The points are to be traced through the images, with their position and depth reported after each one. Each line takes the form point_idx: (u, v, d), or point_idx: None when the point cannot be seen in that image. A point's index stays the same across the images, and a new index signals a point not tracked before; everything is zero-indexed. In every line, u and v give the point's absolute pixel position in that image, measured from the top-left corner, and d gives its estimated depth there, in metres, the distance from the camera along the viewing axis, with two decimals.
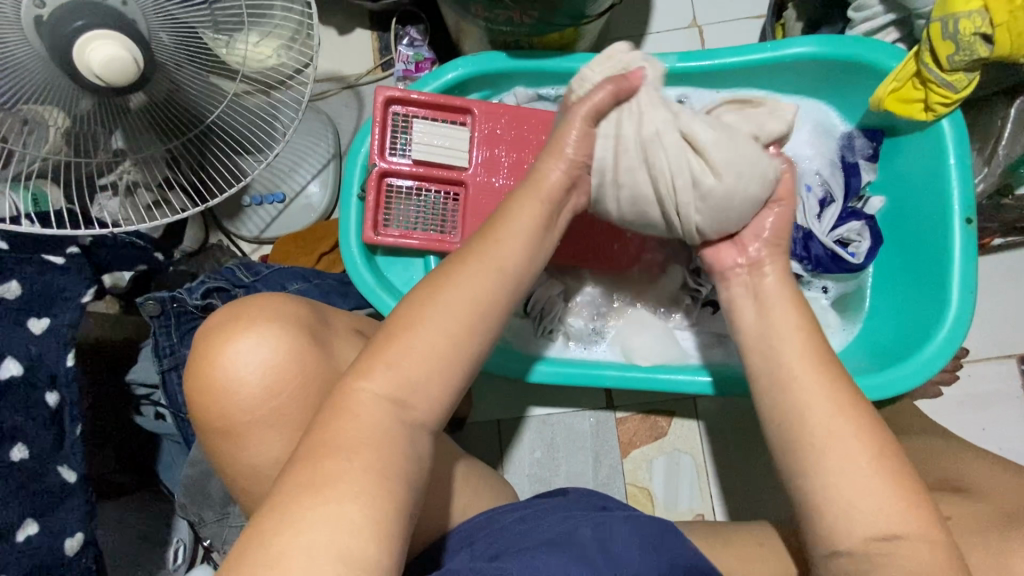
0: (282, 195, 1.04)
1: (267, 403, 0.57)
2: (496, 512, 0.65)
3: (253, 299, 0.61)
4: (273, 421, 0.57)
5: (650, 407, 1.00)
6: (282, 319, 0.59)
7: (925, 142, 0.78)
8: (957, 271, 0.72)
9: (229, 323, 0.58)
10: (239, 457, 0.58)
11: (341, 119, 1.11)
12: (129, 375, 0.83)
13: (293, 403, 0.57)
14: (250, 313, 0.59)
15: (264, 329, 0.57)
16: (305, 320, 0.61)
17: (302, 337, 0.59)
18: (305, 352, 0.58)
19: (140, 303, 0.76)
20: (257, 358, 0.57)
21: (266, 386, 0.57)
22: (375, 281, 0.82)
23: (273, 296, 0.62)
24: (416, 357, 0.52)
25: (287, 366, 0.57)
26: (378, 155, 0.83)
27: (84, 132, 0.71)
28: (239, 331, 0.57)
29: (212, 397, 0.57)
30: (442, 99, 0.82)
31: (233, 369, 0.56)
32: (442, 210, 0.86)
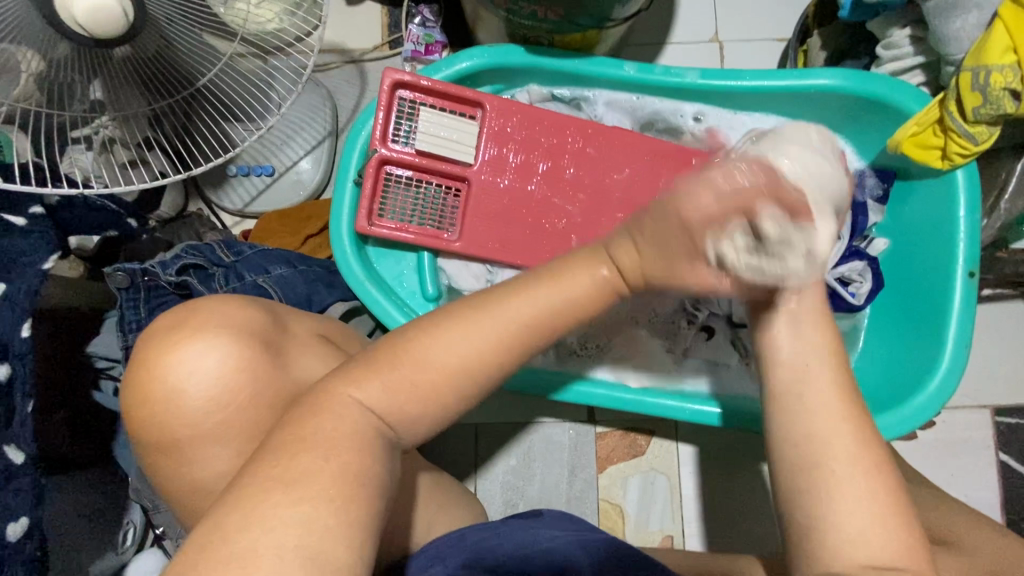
0: (271, 168, 0.98)
1: (210, 418, 0.53)
2: (464, 531, 0.63)
3: (210, 299, 0.56)
4: (227, 431, 0.53)
5: (631, 424, 0.99)
6: (232, 328, 0.54)
7: (936, 190, 0.77)
8: (954, 325, 0.72)
9: (173, 328, 0.53)
10: (210, 466, 0.54)
11: (341, 95, 1.05)
12: (91, 346, 0.79)
13: (241, 419, 0.53)
14: (194, 320, 0.53)
15: (207, 340, 0.52)
16: (255, 328, 0.56)
17: (251, 349, 0.54)
18: (252, 366, 0.54)
19: (106, 273, 0.69)
20: (203, 371, 0.52)
21: (212, 398, 0.52)
22: (365, 273, 0.78)
23: (219, 299, 0.56)
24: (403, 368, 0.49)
25: (233, 380, 0.53)
26: (380, 141, 0.78)
27: (61, 77, 0.64)
28: (178, 340, 0.52)
29: (149, 410, 0.52)
30: (453, 89, 0.78)
31: (171, 383, 0.51)
32: (441, 205, 0.82)
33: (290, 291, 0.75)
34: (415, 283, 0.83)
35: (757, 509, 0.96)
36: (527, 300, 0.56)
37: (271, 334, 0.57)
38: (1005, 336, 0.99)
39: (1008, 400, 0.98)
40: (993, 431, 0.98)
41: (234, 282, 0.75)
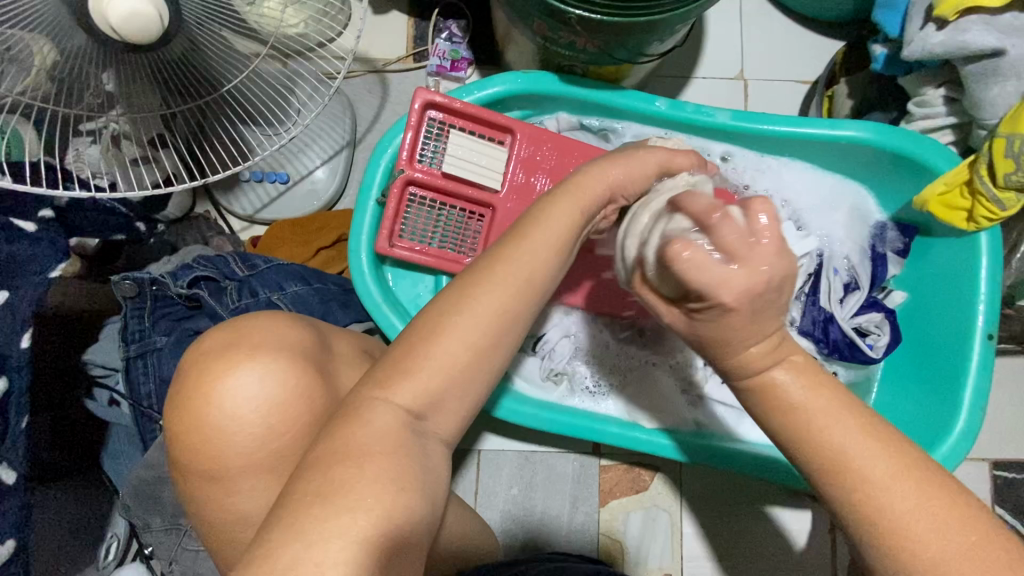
0: (286, 175, 0.95)
1: (264, 446, 0.50)
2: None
3: (256, 316, 0.54)
4: (264, 463, 0.51)
5: (636, 459, 0.97)
6: (291, 351, 0.52)
7: (959, 247, 0.77)
8: (971, 385, 0.72)
9: (228, 348, 0.51)
10: (221, 504, 0.51)
11: (360, 104, 1.03)
12: (87, 355, 0.74)
13: (295, 445, 0.51)
14: (252, 340, 0.51)
15: (265, 362, 0.50)
16: (310, 353, 0.54)
17: (309, 376, 0.52)
18: (309, 394, 0.52)
19: (113, 281, 0.67)
20: (256, 395, 0.50)
21: (268, 423, 0.50)
22: (382, 296, 0.76)
23: (269, 316, 0.54)
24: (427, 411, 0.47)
25: (288, 407, 0.51)
26: (406, 161, 0.76)
27: (74, 69, 0.61)
28: (237, 360, 0.50)
29: (196, 435, 0.50)
30: (485, 114, 0.76)
31: (225, 407, 0.49)
32: (463, 230, 0.80)
33: (305, 310, 0.73)
34: None
35: (758, 550, 0.95)
36: None
37: (323, 361, 0.55)
38: (1006, 390, 1.01)
39: (1009, 454, 0.99)
40: (990, 484, 0.99)
41: (247, 298, 0.72)
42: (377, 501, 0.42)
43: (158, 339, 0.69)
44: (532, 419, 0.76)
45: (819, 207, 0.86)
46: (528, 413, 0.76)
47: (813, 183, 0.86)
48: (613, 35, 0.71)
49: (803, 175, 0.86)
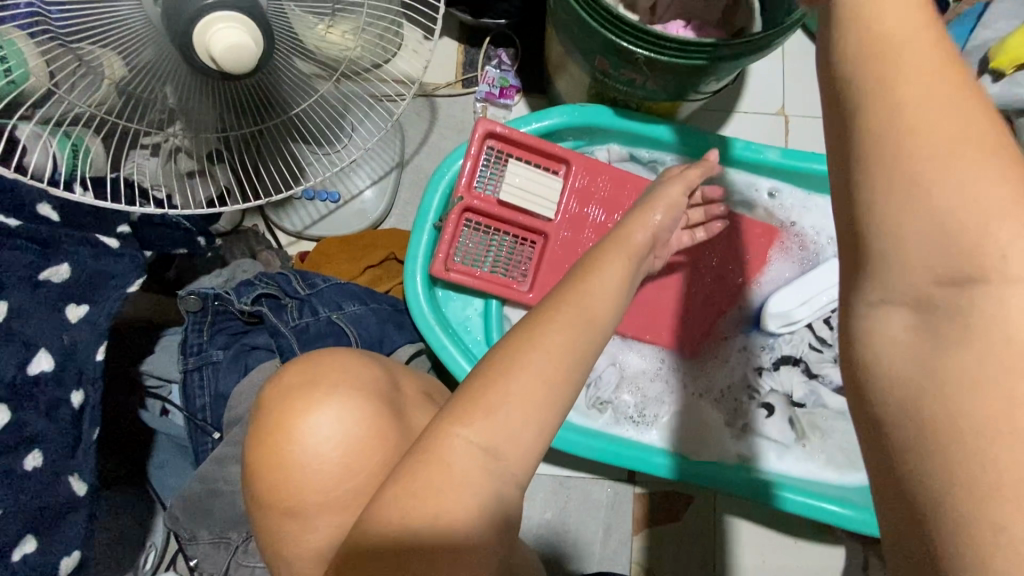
0: (338, 194, 0.97)
1: (346, 483, 0.49)
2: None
3: (325, 350, 0.55)
4: (346, 500, 0.49)
5: (670, 487, 0.98)
6: (364, 390, 0.52)
7: None
8: None
9: (303, 387, 0.51)
10: (277, 531, 0.50)
11: (409, 126, 1.05)
12: (144, 365, 0.76)
13: (369, 480, 0.50)
14: (329, 378, 0.52)
15: (343, 400, 0.51)
16: (383, 392, 0.53)
17: (383, 416, 0.51)
18: (383, 428, 0.51)
19: (180, 296, 0.69)
20: (328, 432, 0.50)
21: (344, 460, 0.50)
22: (435, 318, 0.77)
23: (337, 350, 0.55)
24: (511, 448, 0.44)
25: (363, 447, 0.50)
26: (464, 188, 0.77)
27: (141, 84, 0.61)
28: (314, 399, 0.50)
29: (272, 468, 0.50)
30: (545, 145, 0.78)
31: (305, 445, 0.49)
32: (515, 255, 0.82)
33: (364, 330, 0.74)
34: (480, 330, 0.83)
35: None
36: None
37: (396, 399, 0.54)
38: None
39: None
40: None
41: (308, 317, 0.72)
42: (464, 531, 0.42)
43: (215, 353, 0.71)
44: (581, 447, 0.76)
45: None
46: (577, 442, 0.76)
47: None
48: (676, 75, 0.73)
49: None
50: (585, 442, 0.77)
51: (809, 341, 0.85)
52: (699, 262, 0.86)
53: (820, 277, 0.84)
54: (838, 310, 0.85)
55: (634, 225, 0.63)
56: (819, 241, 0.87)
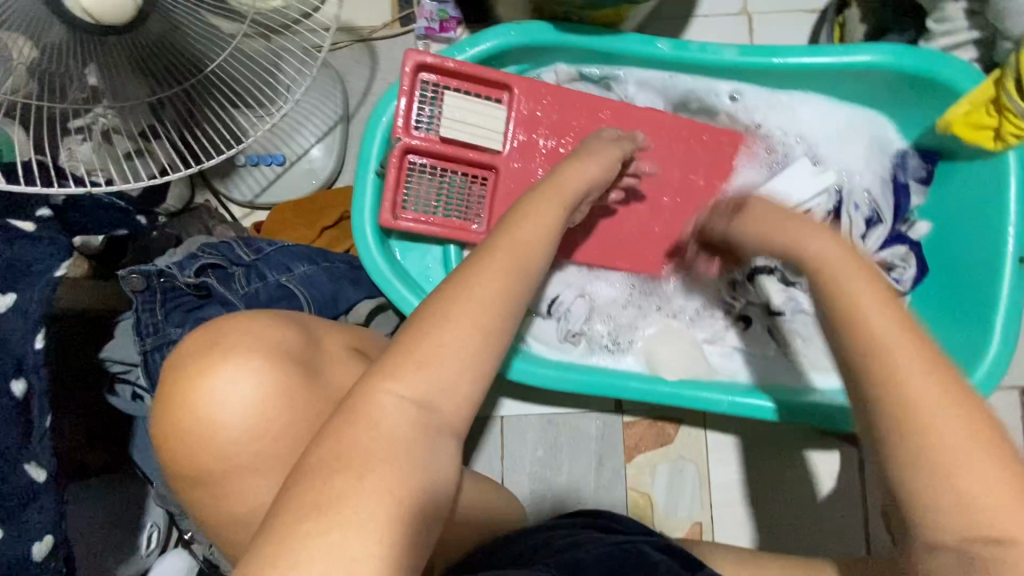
0: (283, 157, 0.93)
1: (257, 440, 0.49)
2: (534, 531, 0.66)
3: (243, 312, 0.53)
4: (268, 457, 0.49)
5: (659, 413, 0.98)
6: (277, 352, 0.50)
7: (985, 173, 0.74)
8: (1003, 310, 0.70)
9: (203, 353, 0.49)
10: (223, 491, 0.50)
11: (351, 76, 1.00)
12: (104, 351, 0.75)
13: (283, 436, 0.49)
14: (229, 341, 0.49)
15: (248, 362, 0.48)
16: (298, 350, 0.52)
17: (291, 374, 0.50)
18: (296, 389, 0.50)
19: (122, 276, 0.65)
20: (235, 395, 0.48)
21: (251, 422, 0.49)
22: (390, 268, 0.75)
23: (254, 313, 0.53)
24: (441, 395, 0.43)
25: (272, 406, 0.49)
26: (402, 129, 0.73)
27: (55, 66, 0.58)
28: (215, 362, 0.48)
29: (184, 433, 0.49)
30: (480, 71, 0.73)
31: (217, 410, 0.48)
32: (467, 196, 0.78)
33: (316, 290, 0.72)
34: (441, 277, 0.80)
35: (787, 495, 0.96)
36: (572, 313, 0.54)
37: (314, 357, 0.53)
38: None
39: None
40: None
41: (256, 283, 0.71)
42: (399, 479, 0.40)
43: (173, 331, 0.65)
44: (553, 380, 0.75)
45: (836, 140, 0.82)
46: (543, 374, 0.75)
47: (829, 116, 0.82)
48: None
49: (818, 108, 0.82)
50: (557, 376, 0.75)
51: (786, 245, 0.81)
52: (665, 180, 0.81)
53: (788, 180, 0.79)
54: (811, 211, 0.80)
55: (568, 173, 0.61)
56: (788, 142, 0.82)
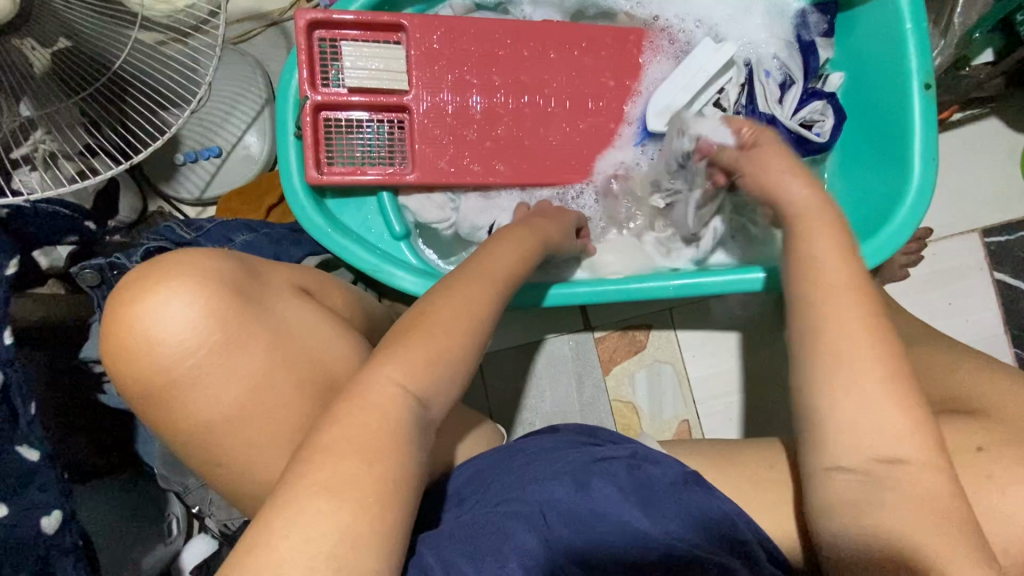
0: (218, 148, 0.96)
1: (197, 356, 0.52)
2: (506, 447, 0.67)
3: (184, 250, 0.56)
4: (207, 375, 0.53)
5: (627, 322, 1.00)
6: (217, 276, 0.54)
7: (880, 10, 0.74)
8: (918, 138, 0.71)
9: (138, 284, 0.51)
10: (183, 430, 0.53)
11: (269, 61, 1.03)
12: (82, 353, 0.80)
13: (228, 353, 0.53)
14: (158, 272, 0.52)
15: (186, 285, 0.51)
16: (236, 279, 0.55)
17: (222, 296, 0.53)
18: (235, 312, 0.53)
19: (76, 274, 0.71)
20: (174, 319, 0.51)
21: (191, 341, 0.51)
22: (326, 223, 0.77)
23: (195, 251, 0.56)
24: (423, 361, 0.50)
25: (209, 325, 0.52)
26: (309, 88, 0.76)
27: None
28: (148, 291, 0.51)
29: (131, 360, 0.51)
30: (370, 16, 0.75)
31: (154, 333, 0.50)
32: (388, 141, 0.81)
33: (258, 253, 0.75)
34: (381, 226, 0.84)
35: (767, 377, 0.97)
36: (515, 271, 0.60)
37: (254, 288, 0.56)
38: (983, 155, 0.98)
39: (992, 219, 0.97)
40: (985, 252, 0.98)
41: None
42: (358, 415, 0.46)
43: None
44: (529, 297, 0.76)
45: (734, 15, 0.83)
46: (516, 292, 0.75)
47: None
48: None
49: None
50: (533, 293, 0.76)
51: None
52: (580, 88, 0.81)
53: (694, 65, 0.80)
54: (724, 89, 0.81)
55: None
56: (688, 27, 0.83)
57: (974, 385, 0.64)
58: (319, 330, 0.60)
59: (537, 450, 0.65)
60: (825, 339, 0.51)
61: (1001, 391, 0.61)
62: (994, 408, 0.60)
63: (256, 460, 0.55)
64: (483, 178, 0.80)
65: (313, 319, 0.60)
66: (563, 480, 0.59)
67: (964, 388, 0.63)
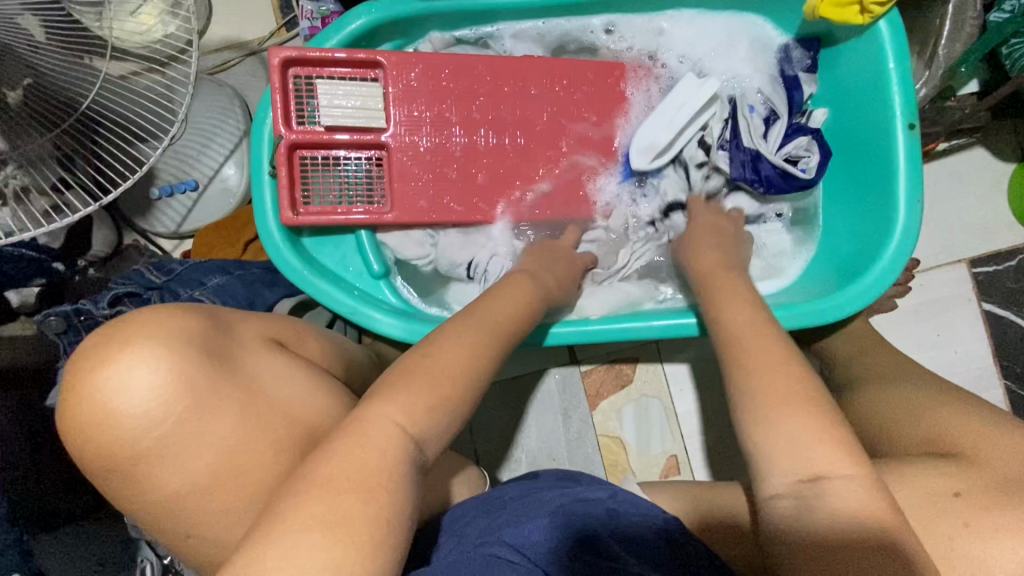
0: (194, 182, 0.94)
1: (163, 424, 0.49)
2: (487, 495, 0.65)
3: (152, 306, 0.53)
4: (175, 443, 0.49)
5: (613, 356, 0.99)
6: (182, 339, 0.51)
7: (863, 47, 0.73)
8: (903, 179, 0.69)
9: (102, 345, 0.48)
10: (145, 503, 0.50)
11: (248, 91, 1.01)
12: (50, 400, 0.75)
13: (195, 422, 0.50)
14: (125, 333, 0.49)
15: (148, 350, 0.48)
16: (202, 339, 0.52)
17: (192, 358, 0.50)
18: (204, 376, 0.51)
19: (40, 321, 0.68)
20: (138, 385, 0.48)
21: (155, 410, 0.48)
22: (302, 264, 0.75)
23: (163, 307, 0.53)
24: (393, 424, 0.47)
25: (177, 390, 0.49)
26: (284, 126, 0.74)
27: None
28: (111, 355, 0.47)
29: (91, 430, 0.48)
30: (345, 53, 0.73)
31: (115, 401, 0.47)
32: (366, 178, 0.78)
33: (230, 297, 0.73)
34: (359, 265, 0.82)
35: None
36: (492, 322, 0.58)
37: (222, 348, 0.54)
38: (968, 186, 0.97)
39: (980, 249, 0.97)
40: (972, 283, 0.97)
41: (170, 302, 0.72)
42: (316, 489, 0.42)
43: None
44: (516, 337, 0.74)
45: (717, 50, 0.82)
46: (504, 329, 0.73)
47: (706, 27, 0.82)
48: None
49: (694, 23, 0.82)
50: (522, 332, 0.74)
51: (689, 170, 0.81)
52: (561, 125, 0.80)
53: (674, 104, 0.78)
54: (707, 126, 0.80)
55: None
56: (670, 62, 0.82)
57: (968, 433, 0.62)
58: (295, 384, 0.57)
59: (523, 494, 0.63)
60: (811, 400, 0.49)
61: (995, 441, 0.59)
62: (988, 461, 0.58)
63: (224, 531, 0.52)
64: (464, 217, 0.79)
65: (288, 373, 0.57)
66: (544, 523, 0.56)
67: (958, 437, 0.61)
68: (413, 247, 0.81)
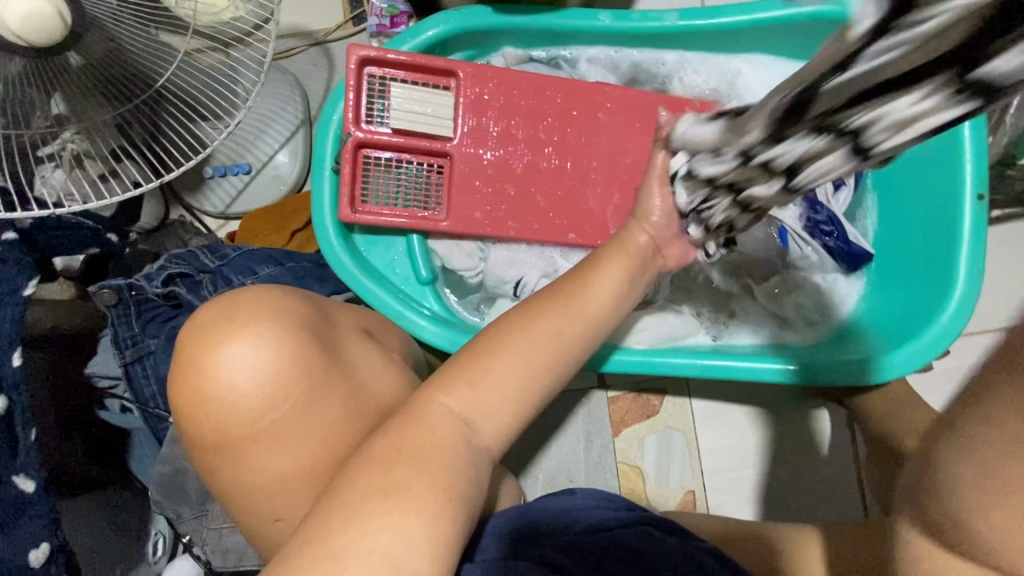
0: (248, 165, 0.95)
1: (276, 408, 0.49)
2: (526, 503, 0.63)
3: (264, 286, 0.55)
4: (285, 426, 0.50)
5: (642, 385, 0.98)
6: (295, 323, 0.52)
7: None
8: (966, 247, 0.70)
9: (221, 321, 0.50)
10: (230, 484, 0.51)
11: (309, 80, 1.02)
12: (89, 368, 0.78)
13: (298, 411, 0.50)
14: (243, 312, 0.51)
15: (263, 330, 0.50)
16: (313, 323, 0.54)
17: (302, 342, 0.51)
18: (313, 363, 0.51)
19: (93, 291, 0.67)
20: (250, 365, 0.49)
21: (265, 392, 0.49)
22: (353, 261, 0.75)
23: (276, 289, 0.54)
24: (450, 452, 0.47)
25: (286, 374, 0.50)
26: (353, 124, 0.74)
27: (19, 97, 0.59)
28: (230, 330, 0.49)
29: (196, 405, 0.49)
30: (422, 59, 0.74)
31: (227, 378, 0.48)
32: (425, 184, 0.79)
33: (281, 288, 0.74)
34: (407, 269, 0.82)
35: (778, 457, 0.96)
36: None
37: (327, 333, 0.55)
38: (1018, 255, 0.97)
39: None
40: None
41: (223, 288, 0.72)
42: (376, 509, 0.43)
43: (151, 342, 0.70)
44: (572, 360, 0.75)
45: None
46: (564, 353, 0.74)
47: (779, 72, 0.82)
48: None
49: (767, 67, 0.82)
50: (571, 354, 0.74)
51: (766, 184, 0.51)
52: (624, 153, 0.79)
53: None
54: None
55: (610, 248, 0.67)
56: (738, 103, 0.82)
57: None
58: (382, 377, 0.58)
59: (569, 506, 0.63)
60: None
61: None
62: None
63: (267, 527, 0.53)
64: (518, 235, 0.79)
65: (381, 366, 0.58)
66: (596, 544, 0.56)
67: None
68: (463, 259, 0.82)
